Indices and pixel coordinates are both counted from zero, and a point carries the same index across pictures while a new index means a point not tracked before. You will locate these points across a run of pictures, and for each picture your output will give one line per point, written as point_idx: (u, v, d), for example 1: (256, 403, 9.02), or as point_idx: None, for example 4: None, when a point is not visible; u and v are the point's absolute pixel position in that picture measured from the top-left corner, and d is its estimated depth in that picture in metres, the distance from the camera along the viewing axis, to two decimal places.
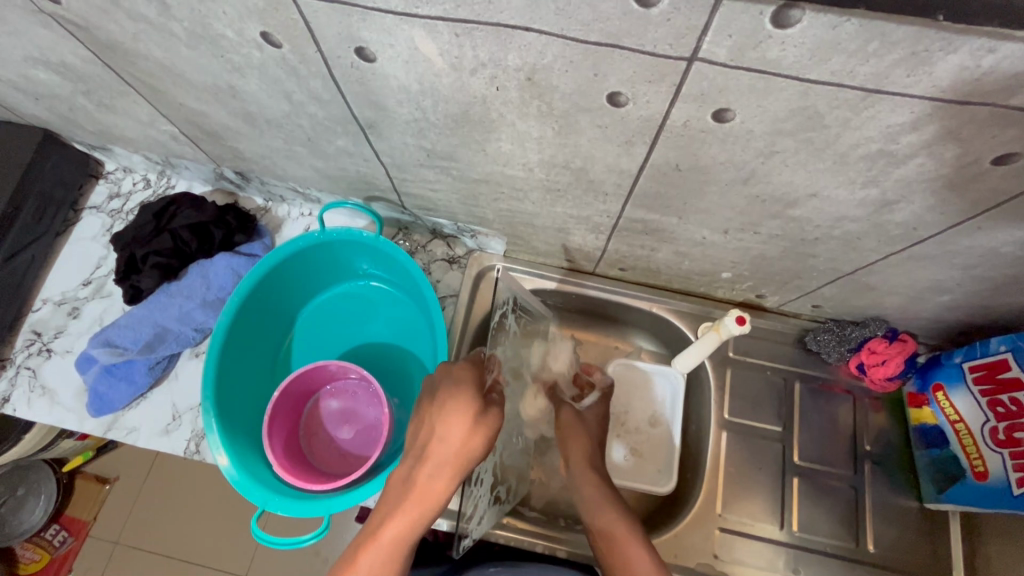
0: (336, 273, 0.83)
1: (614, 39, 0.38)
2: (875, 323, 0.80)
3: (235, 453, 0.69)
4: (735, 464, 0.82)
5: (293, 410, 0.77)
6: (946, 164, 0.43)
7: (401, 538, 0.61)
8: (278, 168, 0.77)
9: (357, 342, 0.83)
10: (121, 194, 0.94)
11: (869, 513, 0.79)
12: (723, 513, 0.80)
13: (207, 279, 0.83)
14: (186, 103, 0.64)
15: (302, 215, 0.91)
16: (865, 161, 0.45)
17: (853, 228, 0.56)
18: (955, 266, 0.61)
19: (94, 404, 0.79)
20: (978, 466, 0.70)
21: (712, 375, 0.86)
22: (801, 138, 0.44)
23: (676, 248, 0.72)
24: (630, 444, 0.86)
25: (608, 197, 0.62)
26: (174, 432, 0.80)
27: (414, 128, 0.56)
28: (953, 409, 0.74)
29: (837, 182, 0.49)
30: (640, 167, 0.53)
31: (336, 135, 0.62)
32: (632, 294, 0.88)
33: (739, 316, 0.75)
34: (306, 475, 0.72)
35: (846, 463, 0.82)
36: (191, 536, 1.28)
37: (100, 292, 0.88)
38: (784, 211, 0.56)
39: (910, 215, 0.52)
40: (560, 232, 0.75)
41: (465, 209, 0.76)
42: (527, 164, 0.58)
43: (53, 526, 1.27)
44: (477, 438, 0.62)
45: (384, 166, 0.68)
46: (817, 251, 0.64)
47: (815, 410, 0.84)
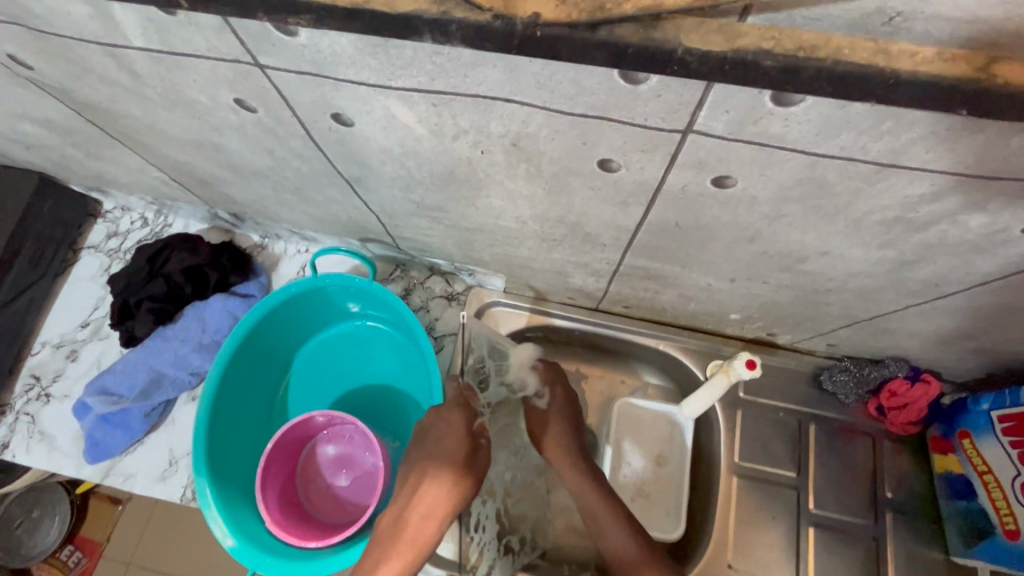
0: (331, 315, 0.81)
1: (601, 111, 0.35)
2: (895, 363, 0.75)
3: (229, 516, 0.68)
4: (748, 511, 0.79)
5: (288, 458, 0.75)
6: (972, 231, 0.40)
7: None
8: (269, 211, 0.76)
9: (353, 385, 0.81)
10: (119, 232, 0.93)
11: (892, 566, 0.75)
12: (733, 563, 0.77)
13: (203, 322, 0.81)
14: (172, 155, 0.63)
15: (298, 253, 0.89)
16: (881, 226, 0.42)
17: (869, 282, 0.53)
18: (981, 317, 0.57)
19: (92, 451, 0.78)
20: (1008, 524, 0.65)
21: (722, 416, 0.82)
22: (809, 204, 0.40)
23: (681, 292, 0.69)
24: (635, 487, 0.83)
25: (606, 247, 0.59)
26: (171, 479, 0.79)
27: (400, 183, 0.54)
28: (980, 457, 0.69)
29: (850, 243, 0.45)
30: (638, 224, 0.50)
31: (324, 186, 0.60)
32: (638, 330, 0.85)
33: (749, 361, 0.72)
34: (303, 529, 0.70)
35: (867, 511, 0.77)
36: (200, 563, 1.27)
37: (98, 334, 0.87)
38: (794, 265, 0.52)
39: (932, 274, 0.48)
40: (559, 274, 0.72)
41: (461, 252, 0.73)
42: (520, 218, 0.56)
43: (67, 547, 1.28)
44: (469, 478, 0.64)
45: (375, 214, 0.66)
46: (831, 300, 0.60)
47: (832, 453, 0.80)
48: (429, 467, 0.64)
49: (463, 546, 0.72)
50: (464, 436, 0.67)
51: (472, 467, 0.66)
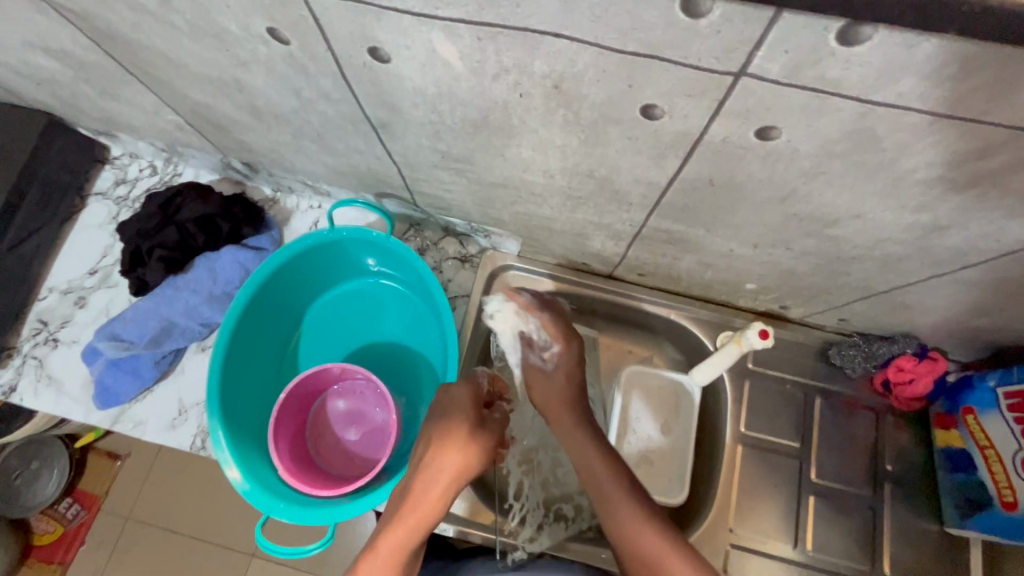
0: (345, 271, 0.81)
1: (654, 49, 0.34)
2: (904, 340, 0.76)
3: (242, 461, 0.68)
4: (750, 479, 0.80)
5: (299, 410, 0.75)
6: (1012, 193, 0.40)
7: (397, 552, 0.59)
8: (286, 160, 0.74)
9: (364, 342, 0.81)
10: (128, 180, 0.91)
11: (887, 535, 0.77)
12: (734, 528, 0.78)
13: (214, 273, 0.81)
14: (191, 95, 0.61)
15: (311, 208, 0.88)
16: (921, 186, 0.41)
17: (896, 250, 0.53)
18: (1000, 291, 0.57)
19: (102, 397, 0.78)
20: (1007, 496, 0.67)
21: (730, 386, 0.83)
22: (852, 159, 0.40)
23: (700, 258, 0.69)
24: (639, 452, 0.84)
25: (632, 207, 0.58)
26: (180, 427, 0.79)
27: (428, 130, 0.53)
28: (983, 432, 0.70)
29: (885, 205, 0.45)
30: (670, 179, 0.50)
31: (347, 133, 0.59)
32: (648, 298, 0.85)
33: (762, 330, 0.73)
34: (314, 479, 0.71)
35: (866, 483, 0.79)
36: (200, 518, 1.29)
37: (107, 282, 0.86)
38: (822, 229, 0.52)
39: (961, 241, 0.48)
40: (578, 237, 0.72)
41: (480, 211, 0.72)
42: (548, 171, 0.55)
43: (65, 500, 1.29)
44: (477, 446, 0.64)
45: (397, 165, 0.64)
46: (852, 269, 0.60)
47: (835, 426, 0.82)
48: (436, 440, 0.63)
49: (471, 501, 0.74)
50: (470, 408, 0.66)
51: (479, 437, 0.65)
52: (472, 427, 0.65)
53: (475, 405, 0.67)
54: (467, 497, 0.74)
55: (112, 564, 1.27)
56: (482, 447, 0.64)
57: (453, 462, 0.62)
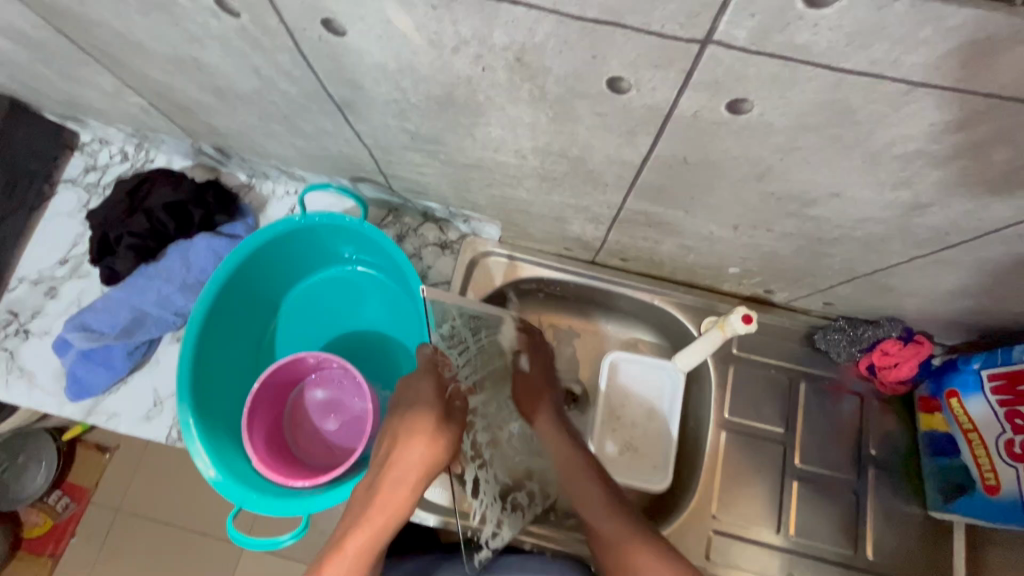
0: (321, 258, 0.79)
1: (615, 15, 0.32)
2: (889, 323, 0.75)
3: (214, 450, 0.67)
4: (734, 464, 0.79)
5: (275, 400, 0.74)
6: (993, 167, 0.38)
7: (363, 552, 0.58)
8: (256, 144, 0.72)
9: (343, 331, 0.79)
10: (98, 166, 0.88)
11: (871, 518, 0.76)
12: (717, 514, 0.78)
13: (187, 261, 0.79)
14: (151, 75, 0.59)
15: (287, 194, 0.86)
16: (900, 161, 0.40)
17: (877, 230, 0.51)
18: (985, 272, 0.56)
19: (74, 388, 0.77)
20: (989, 479, 0.66)
21: (714, 371, 0.82)
22: (827, 134, 0.38)
23: (681, 242, 0.67)
24: (623, 439, 0.83)
25: (609, 188, 0.56)
26: (155, 419, 0.78)
27: (394, 109, 0.51)
28: (967, 415, 0.69)
29: (864, 182, 0.44)
30: (644, 158, 0.48)
31: (314, 113, 0.57)
32: (633, 284, 0.83)
33: (746, 315, 0.71)
34: (289, 470, 0.70)
35: (850, 467, 0.78)
36: (187, 510, 1.28)
37: (78, 272, 0.84)
38: (801, 209, 0.51)
39: (942, 219, 0.47)
40: (557, 221, 0.70)
41: (456, 194, 0.70)
42: (520, 151, 0.53)
43: (53, 493, 1.28)
44: (441, 445, 0.61)
45: (368, 147, 0.62)
46: (835, 251, 0.59)
47: (820, 411, 0.81)
48: (401, 439, 0.61)
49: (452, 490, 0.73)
50: (433, 403, 0.64)
51: (442, 436, 0.62)
52: (435, 423, 0.62)
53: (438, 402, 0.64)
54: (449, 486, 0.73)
55: (100, 557, 1.26)
56: (447, 446, 0.62)
57: (418, 461, 0.60)
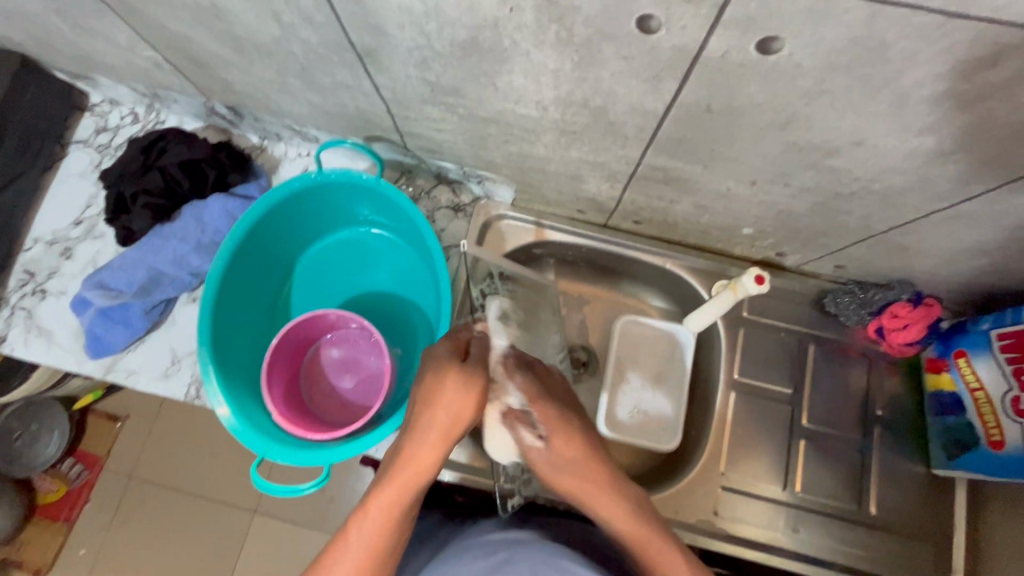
0: (337, 218, 0.79)
1: None
2: (901, 286, 0.76)
3: (234, 401, 0.68)
4: (743, 425, 0.81)
5: (293, 357, 0.75)
6: (1020, 109, 0.38)
7: (389, 512, 0.57)
8: (271, 102, 0.72)
9: (357, 291, 0.80)
10: (108, 128, 0.88)
11: (875, 475, 0.78)
12: (726, 472, 0.79)
13: (201, 222, 0.80)
14: (168, 25, 0.59)
15: (300, 155, 0.86)
16: (926, 104, 0.40)
17: (896, 182, 0.52)
18: (1001, 228, 0.56)
19: (93, 346, 0.78)
20: (994, 435, 0.68)
21: (724, 334, 0.83)
22: (855, 75, 0.39)
23: (697, 201, 0.67)
24: (634, 402, 0.85)
25: (628, 141, 0.56)
26: (174, 377, 0.79)
27: (416, 57, 0.51)
28: (974, 375, 0.71)
29: (888, 129, 0.44)
30: (667, 107, 0.48)
31: (332, 65, 0.57)
32: (645, 247, 0.84)
33: (758, 275, 0.72)
34: (307, 424, 0.71)
35: (856, 427, 0.80)
36: (201, 474, 1.31)
37: (92, 233, 0.84)
38: (821, 160, 0.51)
39: (963, 168, 0.47)
40: (573, 179, 0.70)
41: (472, 152, 0.70)
42: (541, 102, 0.53)
43: (68, 459, 1.30)
44: (465, 401, 0.59)
45: (386, 102, 0.62)
46: (851, 207, 0.59)
47: (828, 373, 0.82)
48: (422, 400, 0.60)
49: (468, 447, 0.75)
50: (453, 362, 0.61)
51: (467, 390, 0.60)
52: (458, 381, 0.60)
53: (455, 356, 0.61)
54: (465, 443, 0.75)
55: (116, 521, 1.28)
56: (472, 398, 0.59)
57: (441, 420, 0.59)
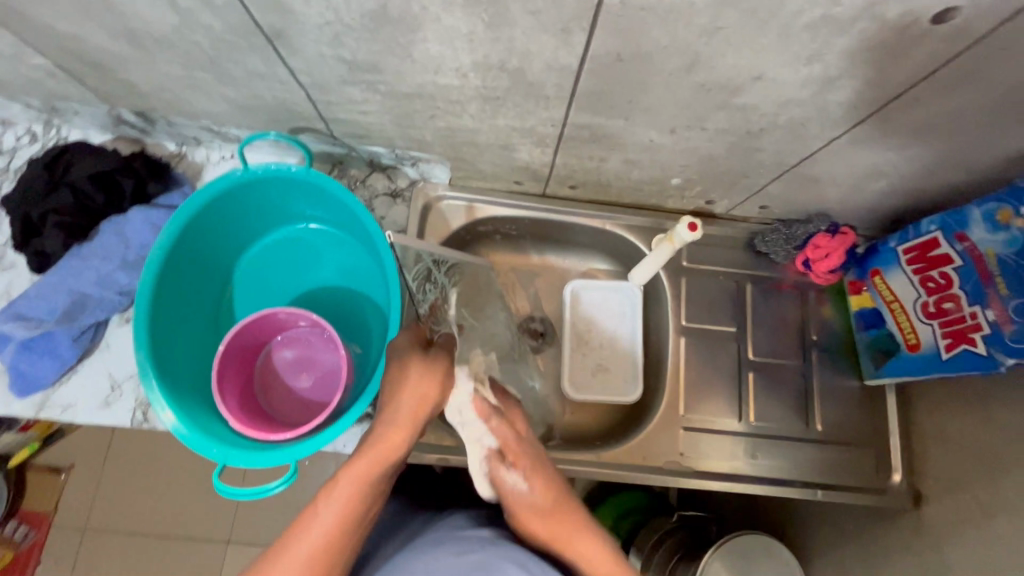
0: (271, 217, 0.77)
1: None
2: (818, 218, 0.82)
3: (182, 411, 0.65)
4: (696, 367, 0.85)
5: (244, 363, 0.72)
6: (889, 28, 0.43)
7: (362, 480, 0.53)
8: (183, 102, 0.69)
9: (303, 289, 0.78)
10: (4, 151, 0.81)
11: (818, 396, 0.84)
12: (686, 413, 0.83)
13: (124, 238, 0.76)
14: (53, 24, 0.55)
15: (224, 158, 0.82)
16: (809, 32, 0.44)
17: (798, 113, 0.56)
18: (893, 148, 0.62)
19: (19, 384, 0.73)
20: (911, 339, 0.75)
21: (668, 284, 0.87)
22: (744, 8, 0.42)
23: (625, 156, 0.70)
24: (594, 361, 0.88)
25: (550, 102, 0.58)
26: (116, 404, 0.75)
27: (328, 34, 0.50)
28: (888, 288, 0.77)
29: (782, 60, 0.47)
30: (581, 60, 0.50)
31: (242, 52, 0.55)
32: (584, 211, 0.86)
33: (691, 223, 0.75)
34: (267, 428, 0.69)
35: (796, 353, 0.86)
36: (162, 510, 1.24)
37: (1, 264, 0.78)
38: (729, 100, 0.54)
39: (852, 92, 0.52)
40: (505, 148, 0.71)
41: (401, 132, 0.70)
42: (460, 69, 0.54)
43: (11, 522, 1.22)
44: (429, 378, 0.60)
45: (304, 88, 0.61)
46: (763, 144, 0.63)
47: (766, 307, 0.87)
48: (390, 384, 0.61)
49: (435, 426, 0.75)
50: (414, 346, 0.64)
51: (431, 375, 0.61)
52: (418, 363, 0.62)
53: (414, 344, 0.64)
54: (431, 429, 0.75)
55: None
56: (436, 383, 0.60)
57: (410, 402, 0.59)
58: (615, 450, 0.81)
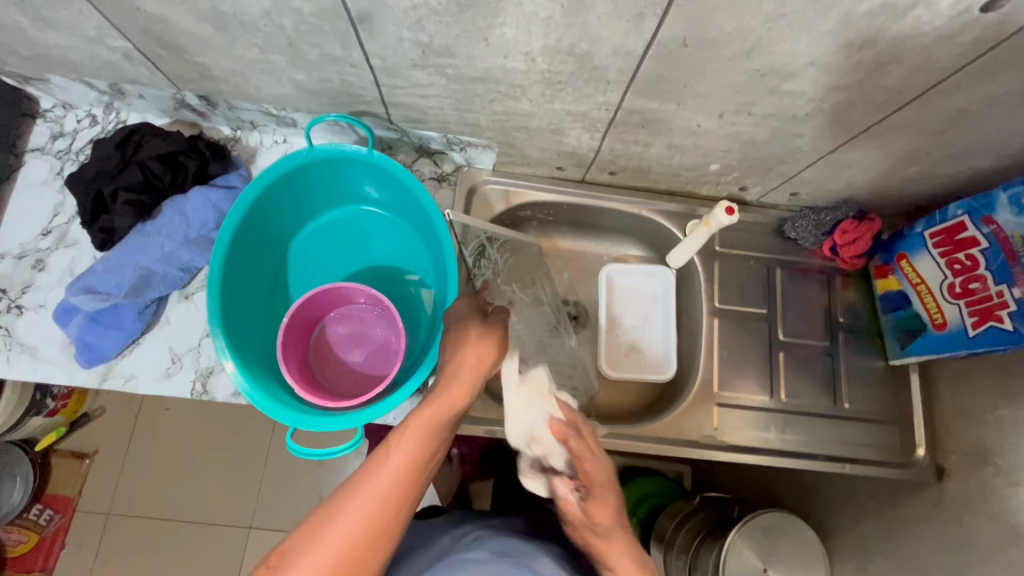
0: (326, 198, 0.80)
1: None
2: (847, 206, 0.86)
3: (248, 375, 0.68)
4: (728, 347, 0.89)
5: (302, 337, 0.75)
6: (941, 15, 0.47)
7: (431, 425, 0.54)
8: (250, 85, 0.72)
9: (356, 268, 0.81)
10: (66, 133, 0.84)
11: (844, 375, 0.88)
12: (719, 390, 0.87)
13: (185, 216, 0.78)
14: (145, 6, 0.58)
15: (277, 142, 0.86)
16: (867, 18, 0.47)
17: (843, 98, 0.60)
18: (927, 134, 0.66)
19: (85, 355, 0.75)
20: (937, 319, 0.78)
21: (701, 268, 0.91)
22: None
23: (669, 141, 0.74)
24: (629, 341, 0.92)
25: (609, 86, 0.62)
26: (177, 375, 0.78)
27: (411, 18, 0.54)
28: (915, 271, 0.81)
29: (837, 45, 0.51)
30: (647, 45, 0.54)
31: (323, 35, 0.59)
32: (621, 197, 0.90)
33: (728, 207, 0.79)
34: (326, 397, 0.72)
35: (823, 335, 0.90)
36: (196, 490, 1.27)
37: (64, 241, 0.81)
38: (780, 85, 0.58)
39: (897, 77, 0.55)
40: (555, 133, 0.75)
41: (457, 116, 0.74)
42: (529, 54, 0.57)
43: (36, 506, 1.23)
44: (489, 339, 0.63)
45: (374, 71, 0.65)
46: (805, 129, 0.67)
47: (794, 291, 0.91)
48: (452, 345, 0.63)
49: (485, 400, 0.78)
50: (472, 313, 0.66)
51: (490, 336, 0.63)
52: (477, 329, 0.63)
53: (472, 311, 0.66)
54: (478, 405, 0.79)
55: (101, 558, 1.23)
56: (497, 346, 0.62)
57: (470, 359, 0.61)
58: (652, 424, 0.84)
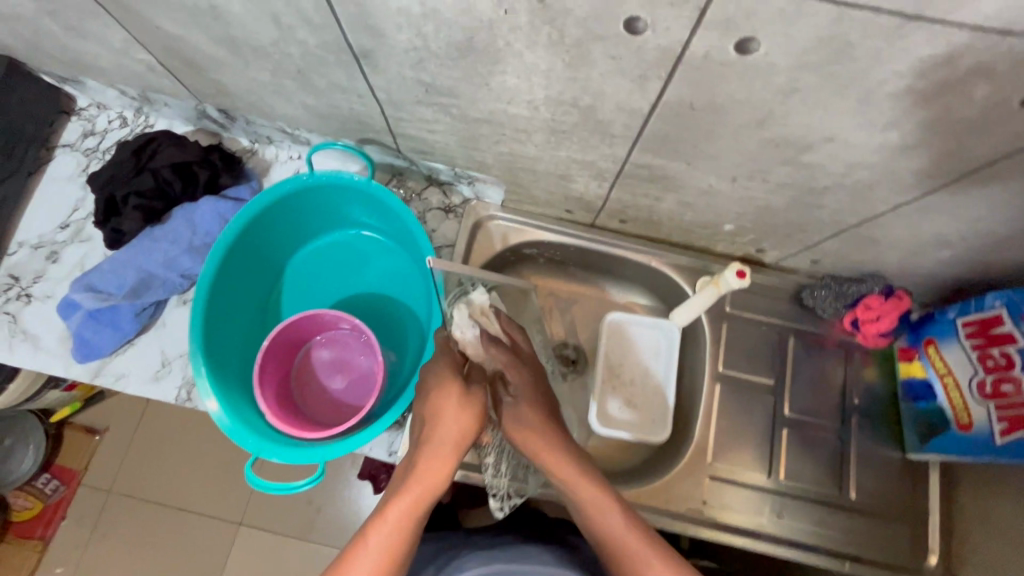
0: (327, 221, 0.80)
1: None
2: (872, 280, 0.80)
3: (224, 398, 0.68)
4: (728, 416, 0.83)
5: (285, 358, 0.75)
6: (975, 104, 0.42)
7: (408, 518, 0.54)
8: (265, 105, 0.73)
9: (348, 293, 0.81)
10: (96, 132, 0.88)
11: (854, 462, 0.81)
12: (714, 461, 0.82)
13: (192, 224, 0.80)
14: (163, 26, 0.59)
15: (291, 158, 0.86)
16: (890, 100, 0.43)
17: (866, 176, 0.55)
18: (962, 219, 0.60)
19: (81, 351, 0.77)
20: (963, 418, 0.71)
21: (708, 328, 0.86)
22: (826, 72, 0.42)
23: (680, 198, 0.70)
24: (624, 397, 0.87)
25: (615, 140, 0.59)
26: (165, 379, 0.78)
27: (412, 58, 0.53)
28: (942, 361, 0.74)
29: (858, 123, 0.47)
30: (652, 105, 0.51)
31: (329, 67, 0.59)
32: (631, 245, 0.87)
33: (739, 270, 0.74)
34: (299, 423, 0.71)
35: (835, 415, 0.83)
36: (185, 484, 1.28)
37: (79, 236, 0.84)
38: (797, 156, 0.54)
39: (926, 161, 0.51)
40: (563, 178, 0.72)
41: (463, 153, 0.72)
42: (532, 102, 0.55)
43: (42, 475, 1.26)
44: (468, 413, 0.60)
45: (380, 104, 0.64)
46: (825, 201, 0.63)
47: (807, 364, 0.85)
48: (432, 414, 0.61)
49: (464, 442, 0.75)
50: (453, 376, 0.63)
51: (469, 407, 0.61)
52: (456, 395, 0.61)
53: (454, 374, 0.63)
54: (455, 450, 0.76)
55: (94, 538, 1.25)
56: (476, 416, 0.60)
57: (450, 437, 0.59)
58: (637, 490, 0.80)
